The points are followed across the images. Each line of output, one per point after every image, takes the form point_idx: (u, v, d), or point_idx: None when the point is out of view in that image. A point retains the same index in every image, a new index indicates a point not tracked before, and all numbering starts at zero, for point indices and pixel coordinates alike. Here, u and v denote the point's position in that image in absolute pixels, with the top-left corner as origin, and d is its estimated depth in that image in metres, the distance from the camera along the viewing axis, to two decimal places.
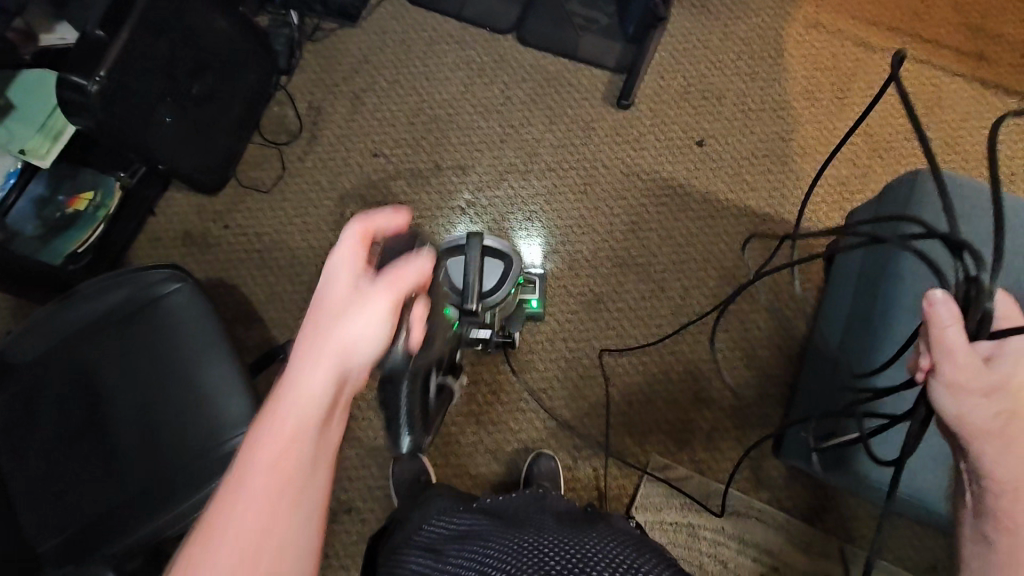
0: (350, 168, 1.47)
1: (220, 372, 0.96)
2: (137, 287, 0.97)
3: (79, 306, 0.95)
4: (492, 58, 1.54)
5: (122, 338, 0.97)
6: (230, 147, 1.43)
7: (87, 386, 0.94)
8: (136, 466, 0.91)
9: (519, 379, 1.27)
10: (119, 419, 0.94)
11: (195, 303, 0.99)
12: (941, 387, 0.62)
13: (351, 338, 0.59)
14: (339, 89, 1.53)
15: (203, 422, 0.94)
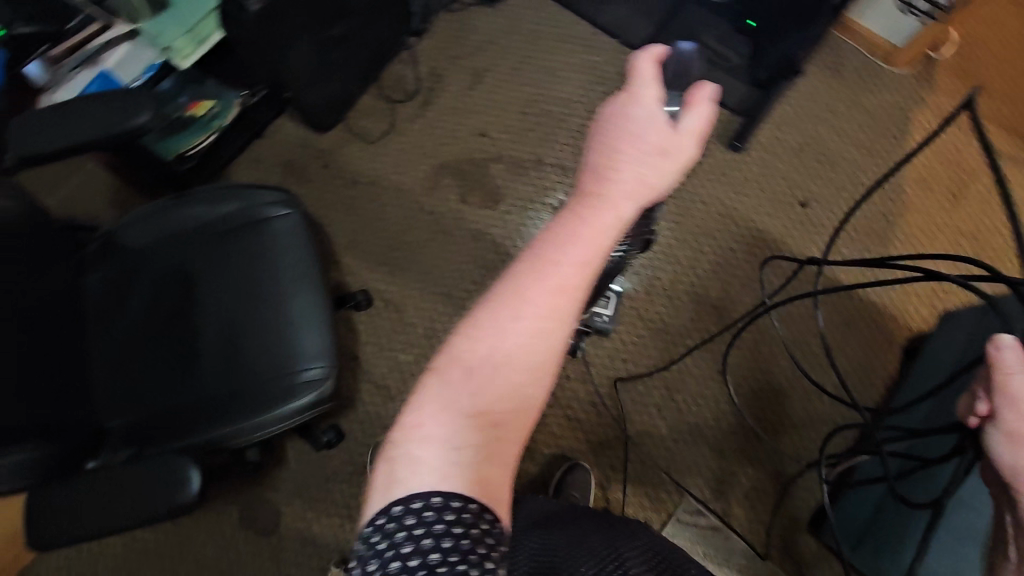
0: (454, 140, 1.48)
1: (307, 303, 0.97)
2: (249, 203, 0.99)
3: (194, 207, 0.98)
4: (616, 69, 1.54)
5: (223, 248, 0.99)
6: (346, 92, 1.45)
7: (182, 287, 0.97)
8: (208, 373, 0.93)
9: (571, 387, 1.28)
10: (203, 325, 0.96)
11: (298, 233, 1.00)
12: (1001, 440, 0.64)
13: (653, 169, 0.57)
14: (461, 62, 1.54)
15: (277, 348, 0.95)
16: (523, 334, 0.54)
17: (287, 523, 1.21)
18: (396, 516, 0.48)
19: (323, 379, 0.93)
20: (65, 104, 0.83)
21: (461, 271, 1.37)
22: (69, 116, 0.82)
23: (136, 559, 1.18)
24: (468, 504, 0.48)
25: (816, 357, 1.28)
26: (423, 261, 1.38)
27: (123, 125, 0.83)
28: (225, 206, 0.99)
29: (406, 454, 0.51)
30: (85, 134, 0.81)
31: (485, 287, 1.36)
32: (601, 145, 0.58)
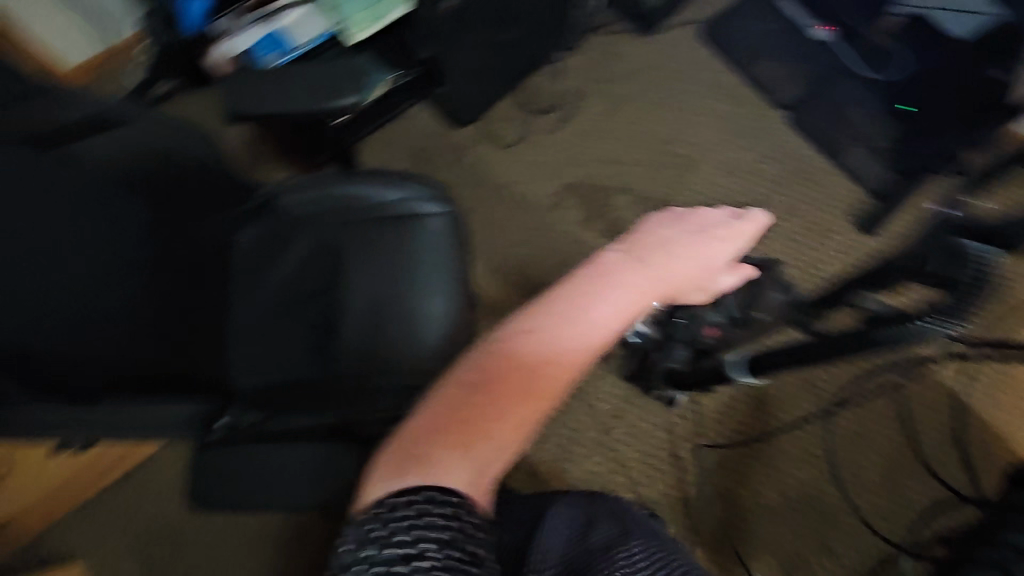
0: (585, 163, 1.47)
1: (446, 306, 0.97)
2: (410, 194, 0.99)
3: (355, 188, 0.97)
4: (757, 126, 1.52)
5: (375, 232, 0.99)
6: (490, 94, 1.45)
7: (330, 261, 0.98)
8: (342, 353, 0.94)
9: (657, 434, 1.27)
10: (344, 304, 0.97)
11: (447, 236, 0.99)
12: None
13: (682, 293, 0.65)
14: (604, 86, 1.53)
15: (407, 346, 0.95)
16: (546, 376, 0.53)
17: None
18: (397, 505, 0.47)
19: None
20: (279, 72, 0.92)
21: None
22: (282, 86, 0.91)
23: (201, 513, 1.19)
24: (456, 499, 0.48)
25: (917, 464, 1.23)
26: (534, 277, 1.37)
27: (327, 102, 0.90)
28: (384, 194, 0.98)
29: (412, 450, 0.50)
30: (292, 104, 0.90)
31: None
32: (668, 246, 0.63)
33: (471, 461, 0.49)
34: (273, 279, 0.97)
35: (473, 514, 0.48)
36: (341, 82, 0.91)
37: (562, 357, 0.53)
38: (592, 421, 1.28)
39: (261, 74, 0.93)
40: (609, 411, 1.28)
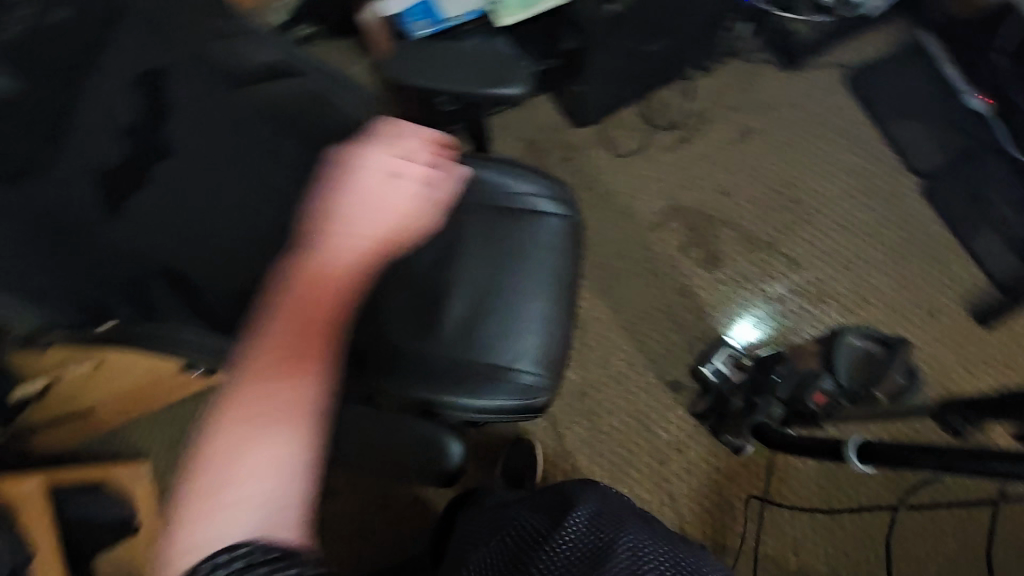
0: (698, 188, 1.42)
1: (547, 309, 0.97)
2: (539, 192, 0.99)
3: (487, 175, 0.99)
4: (886, 187, 1.44)
5: (496, 220, 0.99)
6: (619, 100, 1.41)
7: (446, 239, 0.98)
8: (439, 330, 0.95)
9: (716, 476, 1.24)
10: (450, 283, 0.97)
11: (564, 240, 0.99)
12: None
13: (401, 198, 0.64)
14: (734, 113, 1.48)
15: (504, 340, 0.95)
16: (268, 348, 0.53)
17: None
18: (220, 563, 0.44)
19: (535, 388, 0.93)
20: (453, 47, 0.88)
21: (654, 319, 1.33)
22: (442, 59, 0.86)
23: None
24: (248, 541, 0.46)
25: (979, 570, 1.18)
26: (623, 292, 1.35)
27: (497, 85, 0.85)
28: (513, 187, 0.99)
29: (185, 505, 0.47)
30: (466, 83, 0.85)
31: (671, 344, 1.32)
32: (349, 175, 0.64)
33: (272, 476, 0.48)
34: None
35: (296, 544, 0.47)
36: (515, 69, 0.87)
37: (326, 281, 0.57)
38: (654, 449, 1.26)
39: (430, 45, 0.88)
40: (672, 443, 1.26)
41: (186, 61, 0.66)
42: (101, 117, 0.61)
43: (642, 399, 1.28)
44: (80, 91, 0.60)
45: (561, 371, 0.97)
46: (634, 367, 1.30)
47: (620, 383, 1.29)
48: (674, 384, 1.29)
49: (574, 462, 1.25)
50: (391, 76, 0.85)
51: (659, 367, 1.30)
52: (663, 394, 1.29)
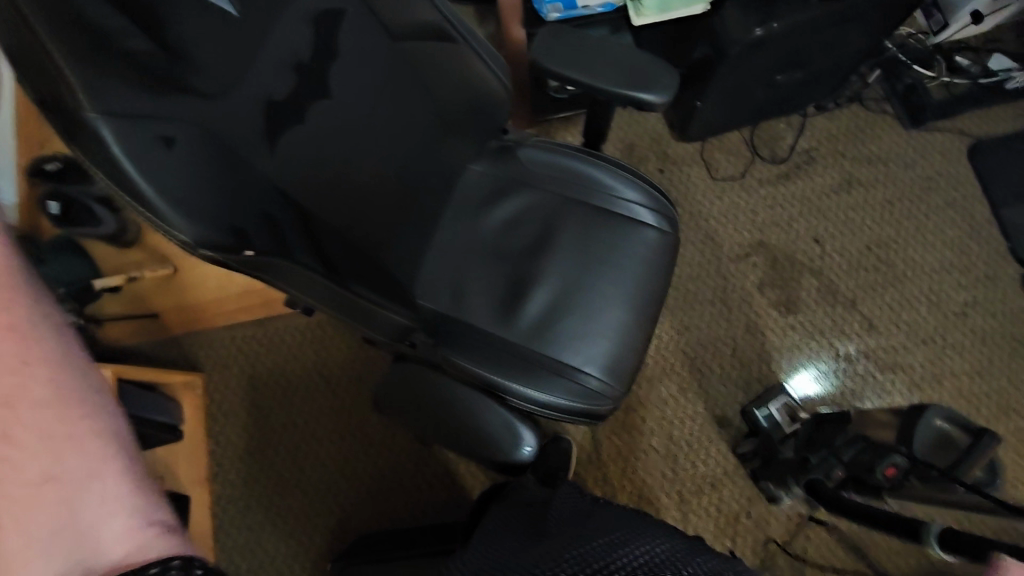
0: (789, 228, 1.39)
1: (629, 320, 0.96)
2: (645, 203, 0.98)
3: (593, 173, 0.99)
4: (985, 270, 1.37)
5: (594, 219, 0.99)
6: (729, 123, 1.38)
7: (541, 229, 1.00)
8: (517, 315, 0.96)
9: (744, 522, 1.22)
10: (537, 272, 0.98)
11: (655, 255, 0.98)
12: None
13: None
14: (843, 160, 1.43)
15: (576, 341, 0.94)
16: None
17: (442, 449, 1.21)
18: None
19: (601, 393, 0.92)
20: (602, 42, 0.92)
21: (716, 349, 1.31)
22: (595, 57, 0.91)
23: (303, 387, 1.21)
24: None
25: None
26: (690, 315, 1.33)
27: (638, 88, 0.90)
28: (617, 191, 0.98)
29: None
30: (609, 79, 0.90)
31: (728, 378, 1.30)
32: None
33: None
34: (482, 223, 1.00)
35: None
36: (656, 75, 0.91)
37: None
38: (688, 479, 1.24)
39: (580, 36, 0.93)
40: (706, 477, 1.24)
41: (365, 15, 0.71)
42: (280, 52, 0.64)
43: (686, 426, 1.27)
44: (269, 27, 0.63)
45: (627, 384, 0.96)
46: (686, 392, 1.28)
47: (668, 404, 1.27)
48: (721, 418, 1.27)
49: (605, 472, 1.24)
50: (534, 61, 0.91)
51: (710, 398, 1.29)
52: (708, 426, 1.27)
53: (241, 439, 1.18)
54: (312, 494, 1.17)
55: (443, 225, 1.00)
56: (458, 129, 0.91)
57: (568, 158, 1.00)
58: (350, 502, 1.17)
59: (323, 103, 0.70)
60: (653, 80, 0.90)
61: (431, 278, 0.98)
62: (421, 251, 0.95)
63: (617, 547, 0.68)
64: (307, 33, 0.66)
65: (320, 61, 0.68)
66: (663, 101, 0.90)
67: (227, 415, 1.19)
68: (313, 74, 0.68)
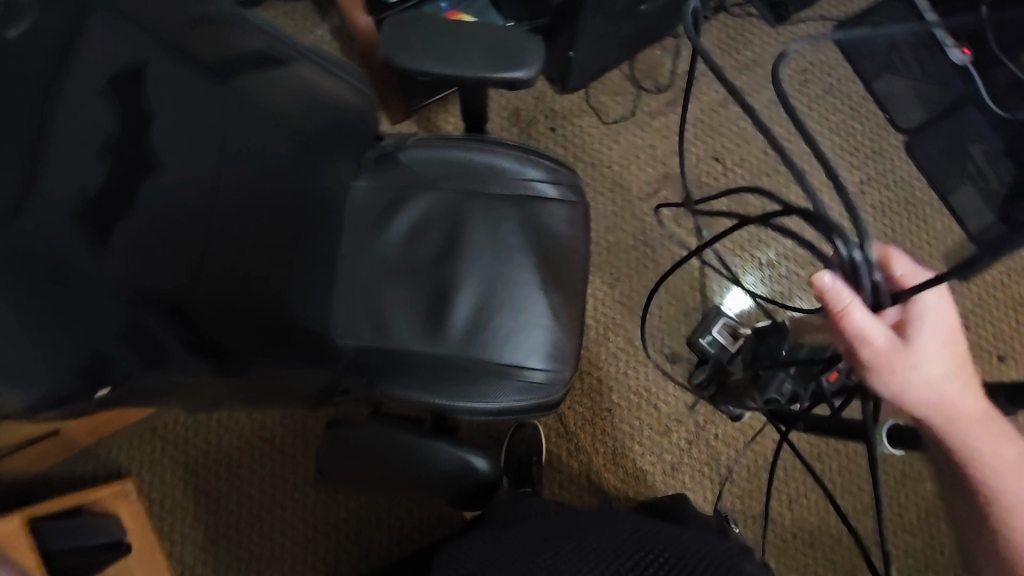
0: (688, 154, 1.39)
1: (559, 300, 0.93)
2: (543, 176, 0.94)
3: (483, 159, 0.93)
4: (871, 145, 1.43)
5: (498, 207, 0.94)
6: (607, 64, 1.34)
7: (445, 232, 0.94)
8: (445, 327, 0.91)
9: (716, 447, 1.26)
10: (454, 276, 0.93)
11: (568, 226, 0.94)
12: (869, 371, 0.61)
13: None
14: (723, 73, 1.43)
15: (512, 336, 0.91)
16: None
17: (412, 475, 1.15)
18: None
19: (550, 382, 0.90)
20: (455, 23, 0.85)
21: (651, 291, 1.32)
22: (454, 44, 0.84)
23: (246, 456, 1.13)
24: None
25: None
26: (618, 266, 1.32)
27: (505, 66, 0.83)
28: (512, 172, 0.93)
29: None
30: (474, 63, 0.83)
31: (668, 316, 1.31)
32: None
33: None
34: (383, 241, 0.94)
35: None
36: (520, 45, 0.84)
37: None
38: (656, 422, 1.26)
39: (430, 20, 0.85)
40: (671, 416, 1.27)
41: (170, 61, 0.61)
42: (77, 138, 0.54)
43: (641, 373, 1.28)
44: (55, 111, 0.52)
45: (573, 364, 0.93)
46: (633, 341, 1.29)
47: (619, 357, 1.28)
48: (672, 357, 1.30)
49: (576, 441, 1.25)
50: (389, 61, 0.83)
51: (656, 340, 1.30)
52: (662, 368, 1.29)
53: (197, 530, 1.11)
54: (289, 561, 1.12)
55: (344, 256, 0.93)
56: (324, 153, 0.82)
57: (454, 149, 0.93)
58: (332, 556, 1.12)
59: (154, 178, 0.60)
60: (518, 53, 0.84)
61: (346, 314, 0.91)
62: (326, 291, 0.88)
63: (559, 553, 0.71)
64: (104, 105, 0.56)
65: (133, 133, 0.58)
66: (533, 72, 0.84)
67: (173, 509, 1.11)
68: (132, 149, 0.58)
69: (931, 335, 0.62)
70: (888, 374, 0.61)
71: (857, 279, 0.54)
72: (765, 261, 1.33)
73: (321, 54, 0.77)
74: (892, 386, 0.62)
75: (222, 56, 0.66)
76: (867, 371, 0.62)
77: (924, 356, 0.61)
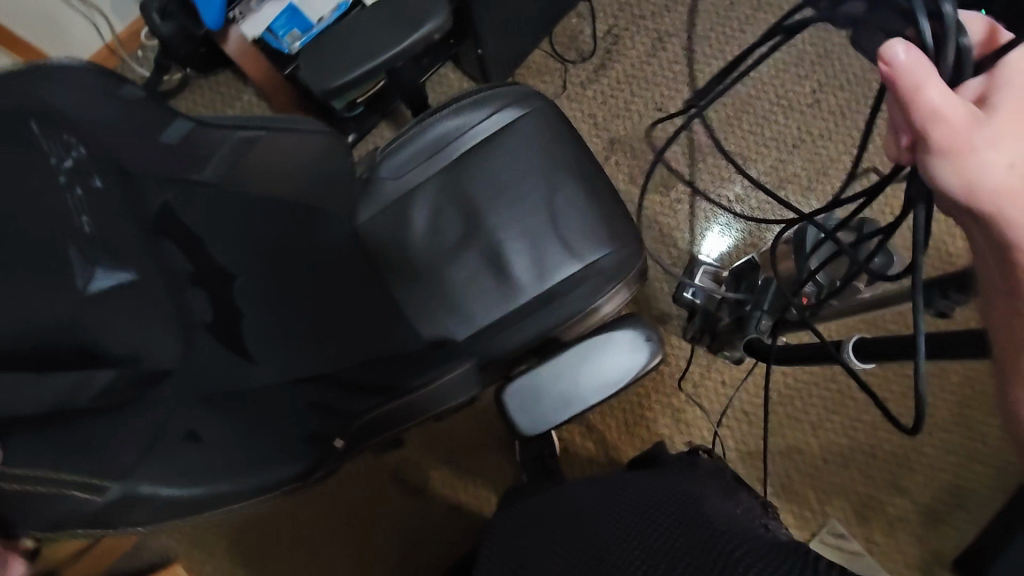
0: (630, 114, 1.37)
1: (592, 191, 0.89)
2: (502, 102, 0.90)
3: (452, 125, 0.89)
4: (817, 50, 1.38)
5: (493, 150, 0.90)
6: (525, 49, 1.34)
7: (462, 200, 0.90)
8: (508, 282, 0.87)
9: (728, 393, 1.26)
10: (498, 232, 0.89)
11: (553, 124, 0.91)
12: (942, 162, 0.46)
13: None
14: (644, 22, 1.40)
15: (564, 247, 0.87)
16: None
17: (436, 487, 1.21)
18: None
19: (628, 259, 0.86)
20: (362, 20, 0.87)
21: None
22: (364, 37, 0.86)
23: (282, 514, 1.20)
24: None
25: (986, 397, 1.24)
26: None
27: (416, 26, 0.85)
28: (480, 117, 0.89)
29: None
30: (394, 43, 0.85)
31: (649, 279, 1.31)
32: None
33: None
34: (411, 249, 0.90)
35: None
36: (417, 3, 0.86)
37: None
38: (660, 385, 1.27)
39: (333, 36, 0.87)
40: (675, 374, 1.27)
41: (186, 188, 0.67)
42: None
43: None
44: None
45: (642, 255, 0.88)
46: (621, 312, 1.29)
47: None
48: (662, 317, 1.29)
49: (587, 424, 1.26)
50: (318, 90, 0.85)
51: (643, 305, 1.30)
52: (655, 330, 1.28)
53: None
54: None
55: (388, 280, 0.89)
56: (325, 207, 0.83)
57: (425, 135, 0.90)
58: None
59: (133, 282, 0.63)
60: (420, 14, 0.85)
61: (433, 328, 0.87)
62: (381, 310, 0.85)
63: (588, 514, 0.74)
64: None
65: None
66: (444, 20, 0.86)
67: None
68: None
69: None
70: (962, 161, 0.45)
71: (938, 46, 0.44)
72: (731, 199, 1.32)
73: (268, 116, 0.75)
74: (965, 175, 0.46)
75: (219, 163, 0.69)
76: (933, 159, 0.46)
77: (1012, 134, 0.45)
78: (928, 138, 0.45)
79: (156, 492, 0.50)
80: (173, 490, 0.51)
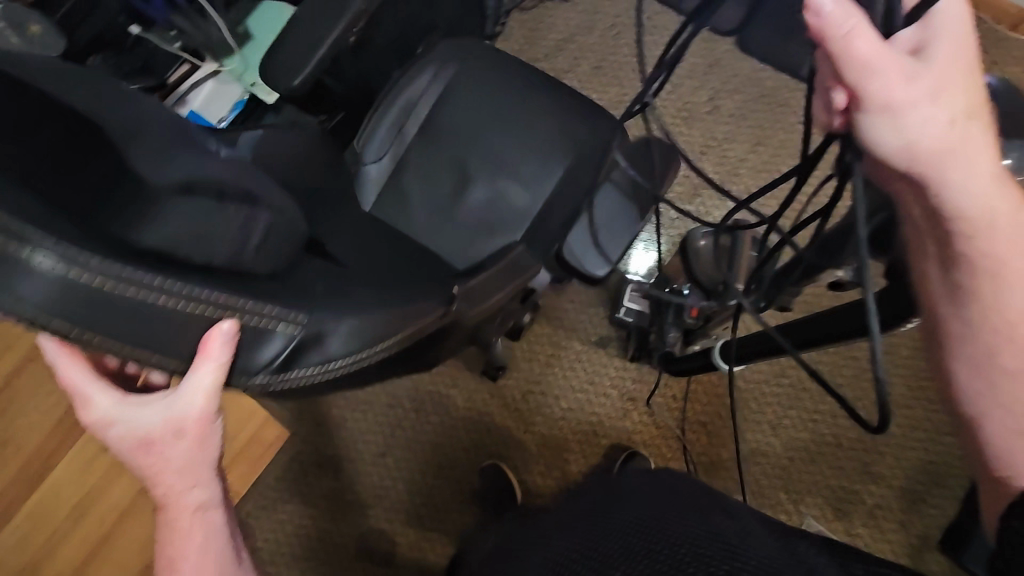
0: None
1: (542, 98, 0.96)
2: (437, 59, 0.98)
3: (406, 98, 0.97)
4: (706, 61, 1.42)
5: (449, 98, 0.97)
6: None
7: (443, 149, 0.97)
8: (515, 194, 0.95)
9: (681, 407, 1.25)
10: (481, 169, 0.96)
11: (490, 59, 0.98)
12: (876, 123, 0.43)
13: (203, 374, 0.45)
14: (537, 65, 1.46)
15: (541, 154, 0.94)
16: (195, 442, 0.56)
17: (404, 553, 1.23)
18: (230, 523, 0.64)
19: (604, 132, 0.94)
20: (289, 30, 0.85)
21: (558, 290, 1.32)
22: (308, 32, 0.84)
23: None
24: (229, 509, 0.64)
25: None
26: None
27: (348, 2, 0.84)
28: (427, 79, 0.97)
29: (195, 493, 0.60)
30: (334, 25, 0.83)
31: (583, 306, 1.31)
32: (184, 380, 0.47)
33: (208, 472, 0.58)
34: (414, 211, 0.97)
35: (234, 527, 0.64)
36: None
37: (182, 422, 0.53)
38: (610, 409, 1.27)
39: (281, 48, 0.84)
40: (626, 394, 1.27)
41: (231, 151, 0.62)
42: None
43: (579, 368, 1.29)
44: None
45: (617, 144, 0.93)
46: (561, 342, 1.29)
47: (555, 364, 1.29)
48: (603, 340, 1.29)
49: (546, 462, 1.26)
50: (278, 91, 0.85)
51: (583, 332, 1.30)
52: (598, 356, 1.29)
53: None
54: None
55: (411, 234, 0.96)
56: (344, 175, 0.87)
57: (387, 111, 0.98)
58: None
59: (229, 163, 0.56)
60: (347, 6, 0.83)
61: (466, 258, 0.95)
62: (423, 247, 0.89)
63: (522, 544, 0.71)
64: None
65: None
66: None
67: None
68: None
69: (949, 57, 0.43)
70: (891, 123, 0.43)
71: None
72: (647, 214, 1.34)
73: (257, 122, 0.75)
74: (900, 136, 0.44)
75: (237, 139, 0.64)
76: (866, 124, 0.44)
77: (937, 89, 0.43)
78: (864, 96, 0.42)
79: (337, 327, 0.47)
80: (348, 323, 0.47)
